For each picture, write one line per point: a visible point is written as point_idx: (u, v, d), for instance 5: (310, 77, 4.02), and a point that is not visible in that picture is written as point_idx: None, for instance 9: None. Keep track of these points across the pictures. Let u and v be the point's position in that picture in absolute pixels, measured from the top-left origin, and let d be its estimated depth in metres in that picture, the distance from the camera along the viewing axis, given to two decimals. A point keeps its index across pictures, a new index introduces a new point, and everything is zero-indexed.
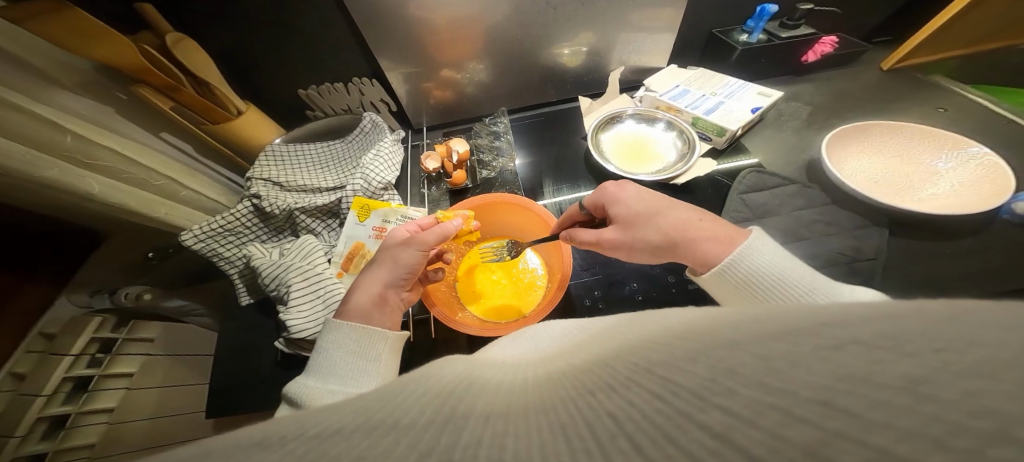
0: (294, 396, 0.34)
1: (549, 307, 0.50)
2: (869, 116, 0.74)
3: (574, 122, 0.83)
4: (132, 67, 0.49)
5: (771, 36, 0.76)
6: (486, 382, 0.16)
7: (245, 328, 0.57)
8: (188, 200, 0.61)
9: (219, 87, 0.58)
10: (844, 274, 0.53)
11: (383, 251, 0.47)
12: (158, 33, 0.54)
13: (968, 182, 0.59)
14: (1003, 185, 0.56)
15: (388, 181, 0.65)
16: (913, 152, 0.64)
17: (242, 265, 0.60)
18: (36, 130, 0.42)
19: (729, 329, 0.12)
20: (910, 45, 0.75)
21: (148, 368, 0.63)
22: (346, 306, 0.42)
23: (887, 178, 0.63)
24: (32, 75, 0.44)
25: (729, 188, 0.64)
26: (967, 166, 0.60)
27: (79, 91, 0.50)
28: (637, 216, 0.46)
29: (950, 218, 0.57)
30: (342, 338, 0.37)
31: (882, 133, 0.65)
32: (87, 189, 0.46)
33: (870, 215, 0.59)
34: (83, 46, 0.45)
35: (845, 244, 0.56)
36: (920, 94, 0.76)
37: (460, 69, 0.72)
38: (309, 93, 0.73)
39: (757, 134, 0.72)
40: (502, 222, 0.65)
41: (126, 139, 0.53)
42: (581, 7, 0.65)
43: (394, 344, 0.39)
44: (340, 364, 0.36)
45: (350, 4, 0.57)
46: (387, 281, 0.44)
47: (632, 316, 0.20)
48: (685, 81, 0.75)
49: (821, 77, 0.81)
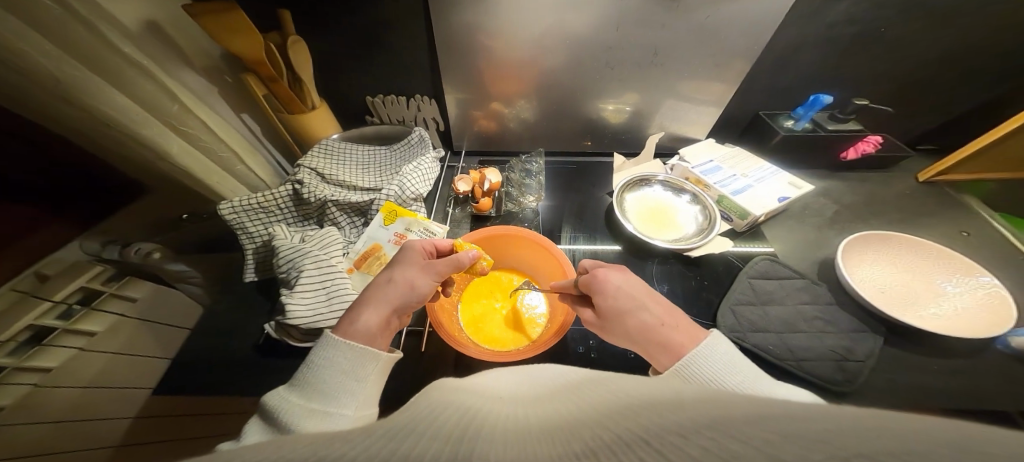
0: (271, 411, 0.27)
1: (550, 343, 0.47)
2: (895, 228, 0.68)
3: (604, 174, 0.84)
4: (251, 58, 0.57)
5: (817, 125, 0.73)
6: (499, 438, 0.15)
7: (243, 305, 0.60)
8: (239, 173, 0.66)
9: (307, 84, 0.66)
10: (831, 371, 0.46)
11: (396, 268, 0.42)
12: (283, 34, 0.62)
13: (960, 313, 0.52)
14: (1004, 317, 0.49)
15: (420, 193, 0.68)
16: (909, 266, 0.57)
17: (261, 242, 0.62)
18: (153, 95, 0.50)
19: (746, 423, 0.12)
20: (947, 161, 0.71)
21: (115, 330, 0.47)
22: (347, 326, 0.35)
23: (878, 289, 0.55)
24: (169, 50, 0.54)
25: (739, 270, 0.59)
26: (971, 292, 0.53)
27: (200, 71, 0.59)
28: (623, 313, 0.39)
29: (975, 352, 0.49)
30: (329, 353, 0.31)
31: (887, 238, 0.58)
32: (168, 148, 0.50)
33: (865, 318, 0.52)
34: (226, 40, 0.54)
35: (839, 343, 0.49)
36: (945, 213, 0.70)
37: (509, 105, 0.78)
38: (375, 101, 0.80)
39: (780, 224, 0.67)
40: (516, 255, 0.63)
41: (217, 116, 0.62)
42: (636, 71, 0.68)
43: (384, 366, 0.33)
44: (323, 382, 0.29)
45: (436, 34, 0.63)
46: (399, 305, 0.39)
47: (644, 388, 0.19)
48: (719, 157, 0.73)
49: (859, 175, 0.78)
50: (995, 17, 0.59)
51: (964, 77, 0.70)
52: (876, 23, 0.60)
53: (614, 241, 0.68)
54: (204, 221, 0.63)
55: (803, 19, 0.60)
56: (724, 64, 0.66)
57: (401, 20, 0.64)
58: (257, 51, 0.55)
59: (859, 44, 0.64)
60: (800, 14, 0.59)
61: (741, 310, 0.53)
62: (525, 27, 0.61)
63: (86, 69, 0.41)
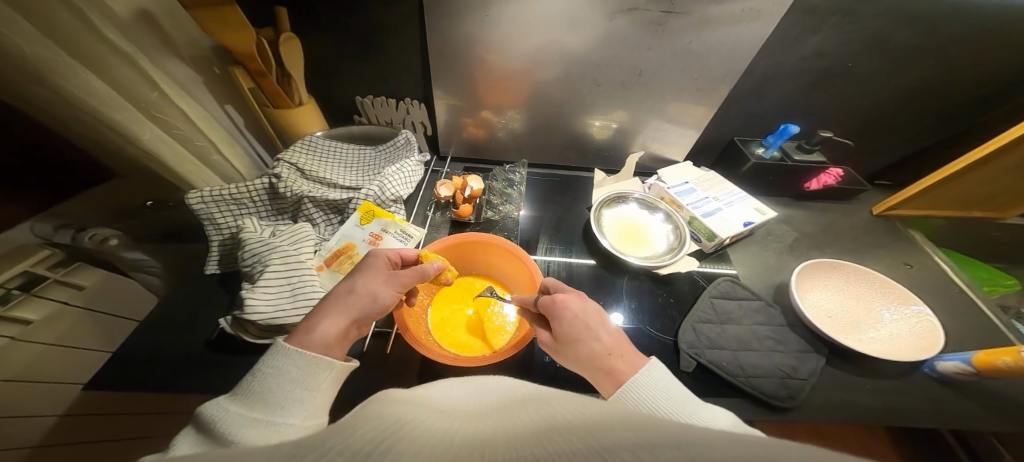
0: (206, 420, 0.26)
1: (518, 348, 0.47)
2: (848, 257, 0.72)
3: (585, 189, 0.87)
4: (241, 53, 0.57)
5: (784, 155, 0.77)
6: (416, 444, 0.16)
7: (201, 299, 0.58)
8: (217, 165, 0.67)
9: (296, 81, 0.66)
10: (776, 387, 0.48)
11: (359, 278, 0.42)
12: (277, 31, 0.62)
13: (894, 338, 0.55)
14: (933, 342, 0.53)
15: (400, 195, 0.68)
16: (856, 294, 0.61)
17: (228, 234, 0.61)
18: (131, 82, 0.49)
19: (647, 448, 0.13)
20: (898, 196, 0.75)
21: (54, 319, 0.47)
22: (303, 335, 0.35)
23: (826, 314, 0.58)
24: (157, 40, 0.54)
25: (702, 290, 0.62)
26: (909, 320, 0.56)
27: (187, 61, 0.60)
28: (574, 339, 0.39)
29: (908, 377, 0.52)
30: (282, 361, 0.31)
31: (834, 267, 0.61)
32: (140, 135, 0.50)
33: (811, 339, 0.54)
34: (216, 32, 0.54)
35: (785, 361, 0.51)
36: (893, 245, 0.74)
37: (498, 114, 0.80)
38: (364, 102, 0.81)
39: (744, 247, 0.71)
40: (491, 263, 0.64)
41: (196, 105, 0.62)
42: (620, 91, 0.71)
43: (336, 375, 0.33)
44: (272, 390, 0.29)
45: (429, 41, 0.65)
46: (360, 316, 0.39)
47: (574, 410, 0.20)
48: (695, 179, 0.75)
49: (821, 205, 0.82)
50: (948, 66, 0.64)
51: (921, 119, 0.76)
52: (845, 63, 0.65)
53: (589, 255, 0.70)
54: (167, 210, 0.62)
55: (778, 54, 0.64)
56: (705, 89, 0.69)
57: (396, 26, 0.65)
58: (248, 46, 0.56)
59: (828, 81, 0.68)
60: (774, 49, 0.63)
61: (701, 328, 0.55)
62: (517, 39, 0.63)
63: (69, 57, 0.41)
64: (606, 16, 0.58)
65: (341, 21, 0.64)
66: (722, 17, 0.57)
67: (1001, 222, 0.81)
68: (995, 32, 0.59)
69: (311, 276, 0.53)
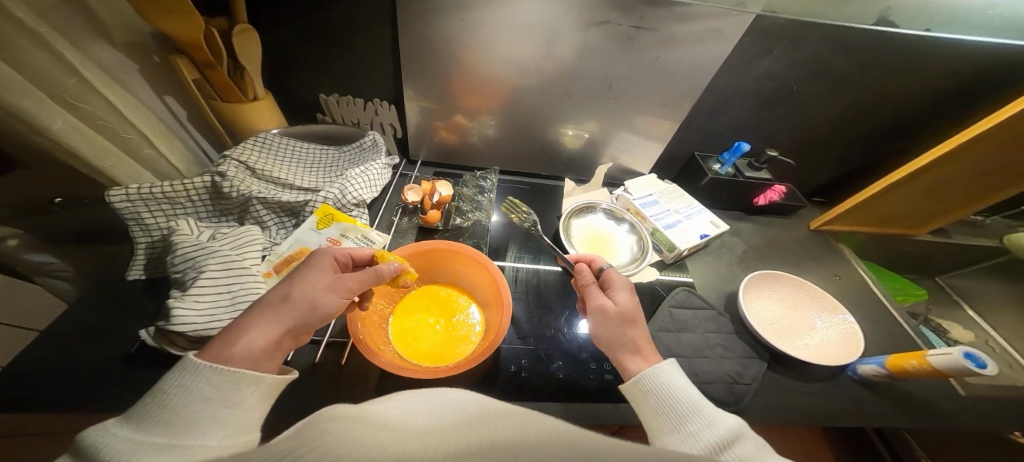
0: (84, 451, 0.21)
1: (477, 359, 0.46)
2: (788, 268, 0.79)
3: (555, 197, 0.88)
4: (185, 41, 0.52)
5: (737, 172, 0.83)
6: (352, 448, 0.16)
7: (119, 308, 0.52)
8: (147, 158, 0.61)
9: (250, 74, 0.62)
10: (724, 393, 0.51)
11: (295, 282, 0.39)
12: (232, 21, 0.58)
13: (824, 344, 0.60)
14: (853, 348, 0.59)
15: (362, 199, 0.65)
16: (795, 303, 0.66)
17: (159, 237, 0.55)
18: (47, 67, 0.43)
19: None
20: (831, 213, 0.84)
21: None
22: (223, 348, 0.31)
23: (768, 323, 0.63)
24: (87, 23, 0.48)
25: (662, 299, 0.64)
26: (836, 328, 0.62)
27: (120, 47, 0.54)
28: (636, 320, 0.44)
29: (834, 378, 0.57)
30: (196, 379, 0.27)
31: (776, 278, 0.66)
32: (50, 125, 0.43)
33: (754, 346, 0.58)
34: (157, 18, 0.48)
35: (732, 367, 0.55)
36: (825, 258, 0.82)
37: (472, 119, 0.79)
38: (328, 100, 0.77)
39: (700, 258, 0.75)
40: (457, 271, 0.62)
41: (127, 94, 0.55)
42: (590, 103, 0.74)
43: (265, 391, 0.31)
44: (181, 410, 0.25)
45: (402, 41, 0.63)
46: (294, 324, 0.36)
47: (514, 426, 0.20)
48: (659, 191, 0.79)
49: (767, 219, 0.89)
50: (872, 97, 0.73)
51: (850, 143, 0.85)
52: (789, 86, 0.71)
53: (556, 263, 0.71)
54: (80, 208, 0.55)
55: (732, 77, 0.69)
56: (669, 104, 0.73)
57: (365, 23, 0.62)
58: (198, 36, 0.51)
59: (773, 104, 0.75)
60: (729, 72, 0.68)
61: (660, 336, 0.57)
62: (495, 45, 0.63)
63: None
64: (580, 27, 0.60)
65: (304, 12, 0.60)
66: (687, 36, 0.60)
67: (915, 239, 0.92)
68: (910, 71, 0.67)
69: (256, 283, 0.49)
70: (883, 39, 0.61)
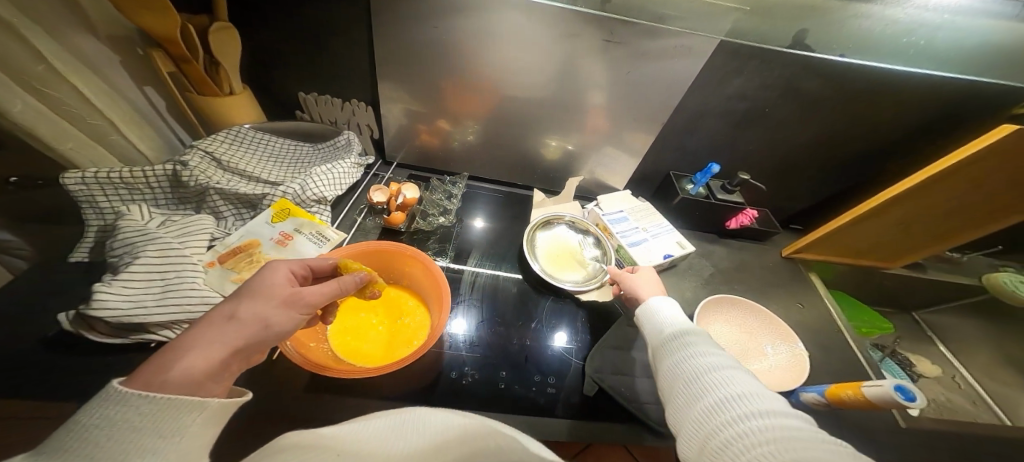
0: None
1: (401, 363, 0.44)
2: (755, 293, 0.77)
3: (527, 207, 0.88)
4: (161, 36, 0.53)
5: (710, 192, 0.82)
6: None
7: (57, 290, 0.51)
8: (114, 144, 0.61)
9: (228, 70, 0.62)
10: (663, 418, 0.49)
11: (244, 300, 0.37)
12: (213, 19, 0.59)
13: (773, 370, 0.59)
14: (801, 376, 0.57)
15: (324, 196, 0.65)
16: (750, 330, 0.65)
17: (111, 221, 0.55)
18: (16, 55, 0.44)
19: None
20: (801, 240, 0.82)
21: None
22: (157, 375, 0.28)
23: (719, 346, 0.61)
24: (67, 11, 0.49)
25: (617, 317, 0.64)
26: (788, 355, 0.60)
27: (101, 37, 0.55)
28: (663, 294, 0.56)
29: None
30: (114, 411, 0.23)
31: (733, 303, 0.65)
32: (9, 107, 0.44)
33: None
34: (132, 13, 0.49)
35: None
36: (794, 285, 0.80)
37: (454, 125, 0.79)
38: (306, 99, 0.77)
39: (665, 277, 0.74)
40: (408, 273, 0.62)
41: (101, 82, 0.56)
42: (569, 115, 0.73)
43: (212, 417, 0.27)
44: (99, 446, 0.21)
45: (383, 45, 0.63)
46: (244, 344, 0.34)
47: None
48: (631, 207, 0.78)
49: (740, 241, 0.87)
50: (858, 124, 0.72)
51: (830, 169, 0.84)
52: (761, 107, 0.70)
53: (517, 273, 0.70)
54: (34, 189, 0.55)
55: (710, 97, 0.68)
56: (648, 119, 0.72)
57: (346, 26, 0.63)
58: (173, 32, 0.52)
59: (752, 125, 0.74)
60: (709, 91, 0.67)
61: (609, 353, 0.58)
62: (481, 52, 0.63)
63: None
64: (563, 38, 0.59)
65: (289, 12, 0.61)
66: (661, 51, 0.60)
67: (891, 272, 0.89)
68: (896, 100, 0.66)
69: (194, 273, 0.48)
70: (865, 68, 0.61)
